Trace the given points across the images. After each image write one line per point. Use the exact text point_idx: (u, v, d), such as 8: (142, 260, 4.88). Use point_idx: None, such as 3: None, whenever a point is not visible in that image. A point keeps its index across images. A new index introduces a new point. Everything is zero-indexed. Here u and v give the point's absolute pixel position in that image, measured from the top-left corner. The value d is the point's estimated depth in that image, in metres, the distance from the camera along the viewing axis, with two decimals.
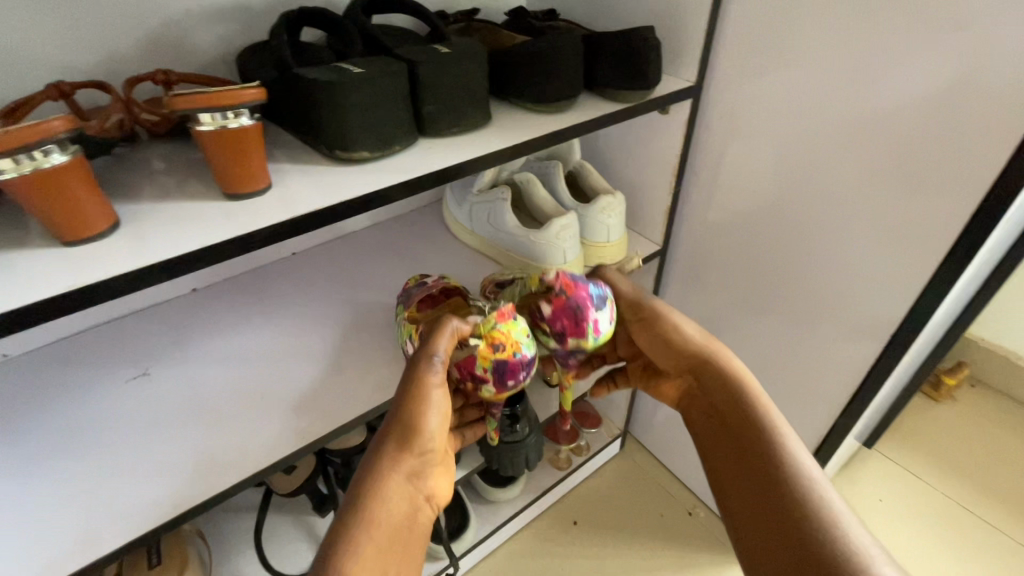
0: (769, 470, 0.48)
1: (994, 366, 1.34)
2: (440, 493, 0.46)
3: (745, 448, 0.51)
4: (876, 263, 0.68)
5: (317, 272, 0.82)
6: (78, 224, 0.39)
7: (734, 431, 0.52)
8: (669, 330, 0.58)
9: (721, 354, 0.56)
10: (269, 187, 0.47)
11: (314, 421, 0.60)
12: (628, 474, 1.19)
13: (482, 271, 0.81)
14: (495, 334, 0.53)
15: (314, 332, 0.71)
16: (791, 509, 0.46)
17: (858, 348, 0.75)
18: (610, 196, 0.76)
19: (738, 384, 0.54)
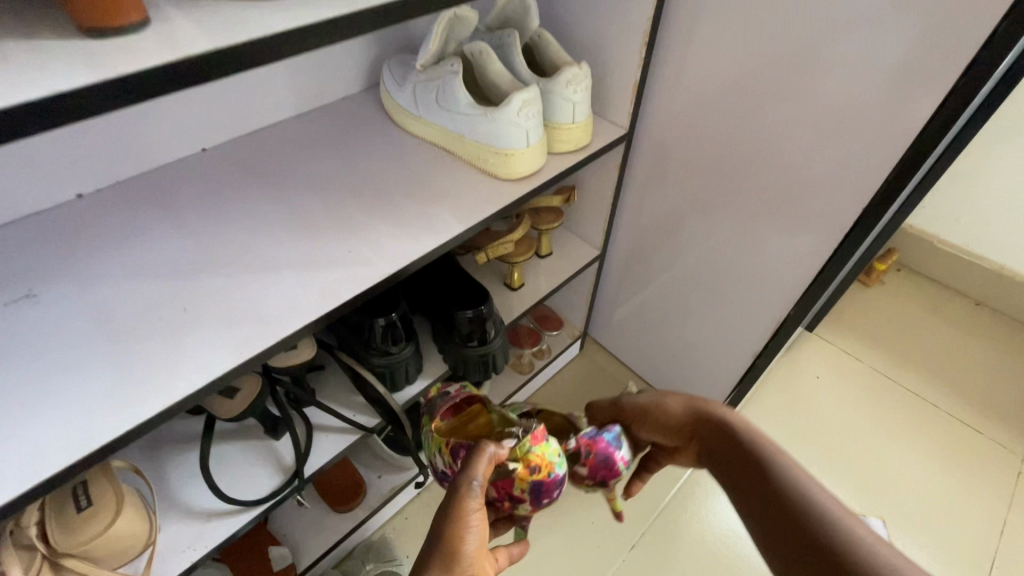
0: (796, 515, 0.45)
1: (919, 252, 1.43)
2: None
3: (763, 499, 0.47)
4: (848, 140, 0.65)
5: (234, 170, 0.68)
6: None
7: (739, 483, 0.50)
8: (663, 408, 0.58)
9: (716, 411, 0.55)
10: (147, 23, 0.35)
11: (251, 335, 0.51)
12: (588, 375, 1.20)
13: (432, 162, 0.71)
14: (531, 457, 0.50)
15: (241, 235, 0.60)
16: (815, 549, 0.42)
17: (819, 236, 0.74)
18: (575, 69, 0.66)
19: (745, 436, 0.52)
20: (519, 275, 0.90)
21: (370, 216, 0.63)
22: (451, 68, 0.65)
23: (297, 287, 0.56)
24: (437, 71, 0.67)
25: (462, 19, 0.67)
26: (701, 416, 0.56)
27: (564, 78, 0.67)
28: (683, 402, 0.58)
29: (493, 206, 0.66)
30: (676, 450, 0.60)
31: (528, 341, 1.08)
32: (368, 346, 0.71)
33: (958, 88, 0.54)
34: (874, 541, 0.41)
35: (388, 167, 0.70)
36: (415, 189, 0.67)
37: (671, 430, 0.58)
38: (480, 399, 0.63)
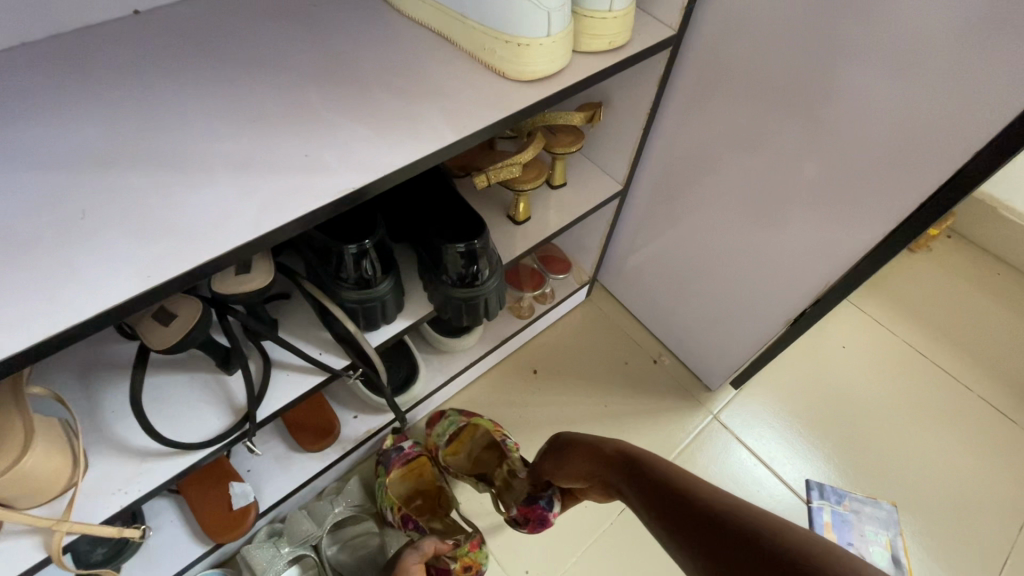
0: (683, 501, 0.44)
1: (978, 218, 1.27)
2: None
3: (657, 494, 0.47)
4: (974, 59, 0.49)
5: (175, 40, 0.54)
6: None
7: (631, 487, 0.51)
8: (568, 454, 0.63)
9: (599, 437, 0.60)
10: None
11: (168, 252, 0.40)
12: (593, 324, 1.10)
13: (426, 51, 0.56)
14: (467, 558, 0.72)
15: (171, 122, 0.47)
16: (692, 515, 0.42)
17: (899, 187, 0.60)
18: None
19: (624, 453, 0.55)
20: (525, 206, 0.77)
21: (341, 113, 0.50)
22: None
23: (237, 194, 0.43)
24: None
25: None
26: (593, 445, 0.60)
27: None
28: (580, 436, 0.63)
29: (499, 111, 0.52)
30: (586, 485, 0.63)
31: (529, 283, 0.96)
32: (337, 278, 0.59)
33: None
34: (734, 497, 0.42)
35: (370, 52, 0.55)
36: (402, 84, 0.53)
37: (576, 476, 0.63)
38: (423, 455, 0.85)
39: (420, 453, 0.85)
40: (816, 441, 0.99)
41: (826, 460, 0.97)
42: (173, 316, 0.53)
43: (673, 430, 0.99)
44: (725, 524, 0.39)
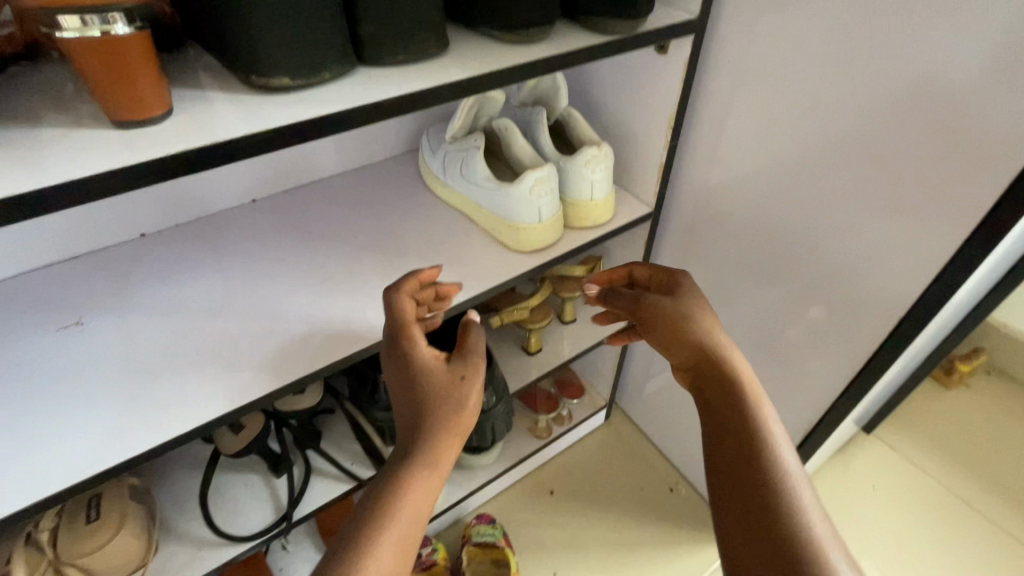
0: (728, 388, 0.50)
1: (1014, 353, 1.25)
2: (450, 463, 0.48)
3: (722, 449, 0.48)
4: (892, 244, 0.59)
5: (273, 222, 0.74)
6: (127, 100, 0.37)
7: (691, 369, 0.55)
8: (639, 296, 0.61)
9: (684, 286, 0.60)
10: (163, 115, 0.39)
11: (246, 384, 0.55)
12: (612, 446, 1.15)
13: (451, 227, 0.73)
14: None
15: (262, 284, 0.65)
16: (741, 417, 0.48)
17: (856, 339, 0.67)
18: (595, 150, 0.67)
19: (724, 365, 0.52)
20: (536, 339, 0.89)
21: (382, 277, 0.67)
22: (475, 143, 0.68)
23: (301, 340, 0.59)
24: (461, 147, 0.70)
25: (493, 97, 0.71)
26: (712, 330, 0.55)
27: (583, 156, 0.67)
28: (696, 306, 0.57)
29: (501, 275, 0.67)
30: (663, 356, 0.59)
31: (544, 406, 1.05)
32: (371, 400, 0.73)
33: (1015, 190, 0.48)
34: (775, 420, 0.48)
35: (409, 229, 0.73)
36: (430, 253, 0.70)
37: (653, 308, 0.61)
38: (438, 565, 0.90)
39: (437, 563, 0.90)
40: None
41: None
42: (241, 426, 0.67)
43: (689, 562, 0.99)
44: (755, 440, 0.46)
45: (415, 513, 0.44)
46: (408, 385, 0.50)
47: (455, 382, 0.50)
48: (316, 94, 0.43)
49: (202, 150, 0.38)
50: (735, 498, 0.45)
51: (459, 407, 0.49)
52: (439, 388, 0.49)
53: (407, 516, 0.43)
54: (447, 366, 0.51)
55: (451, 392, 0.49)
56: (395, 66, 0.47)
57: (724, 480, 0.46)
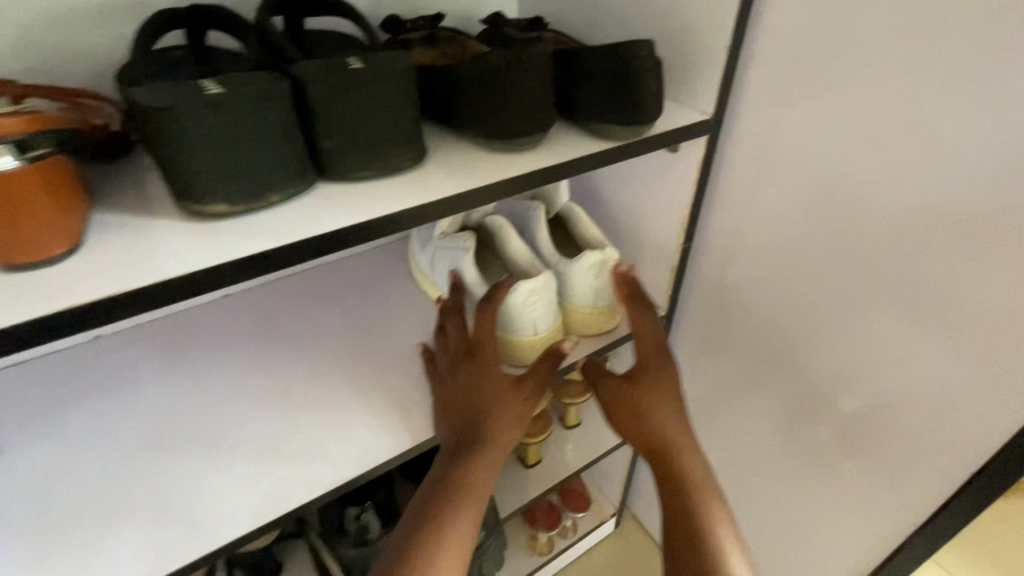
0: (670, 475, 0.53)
1: None
2: (509, 440, 0.50)
3: (678, 534, 0.50)
4: (951, 386, 0.49)
5: (242, 325, 0.67)
6: (22, 244, 0.31)
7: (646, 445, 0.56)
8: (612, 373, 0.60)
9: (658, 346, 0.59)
10: (66, 253, 0.33)
11: (172, 542, 0.45)
12: (622, 563, 1.01)
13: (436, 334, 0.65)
14: None
15: (214, 405, 0.56)
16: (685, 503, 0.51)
17: (910, 486, 0.56)
18: (603, 255, 0.58)
19: (669, 432, 0.55)
20: (535, 450, 0.79)
21: (353, 397, 0.58)
22: (464, 242, 0.60)
23: (248, 482, 0.50)
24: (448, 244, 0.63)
25: None
26: (670, 393, 0.57)
27: (589, 261, 0.58)
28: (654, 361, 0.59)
29: None
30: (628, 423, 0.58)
31: (544, 521, 0.92)
32: (339, 534, 0.62)
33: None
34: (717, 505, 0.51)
35: (390, 335, 0.65)
36: (411, 364, 0.61)
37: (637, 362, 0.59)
38: None
39: None
40: None
41: None
42: None
43: None
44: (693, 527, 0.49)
45: (484, 487, 0.47)
46: (470, 376, 0.52)
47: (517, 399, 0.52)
48: (262, 220, 0.37)
49: (99, 302, 0.31)
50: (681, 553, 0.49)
51: (516, 423, 0.51)
52: (505, 400, 0.51)
53: (470, 507, 0.45)
54: (511, 384, 0.52)
55: (515, 406, 0.51)
56: (362, 181, 0.41)
57: (676, 535, 0.50)
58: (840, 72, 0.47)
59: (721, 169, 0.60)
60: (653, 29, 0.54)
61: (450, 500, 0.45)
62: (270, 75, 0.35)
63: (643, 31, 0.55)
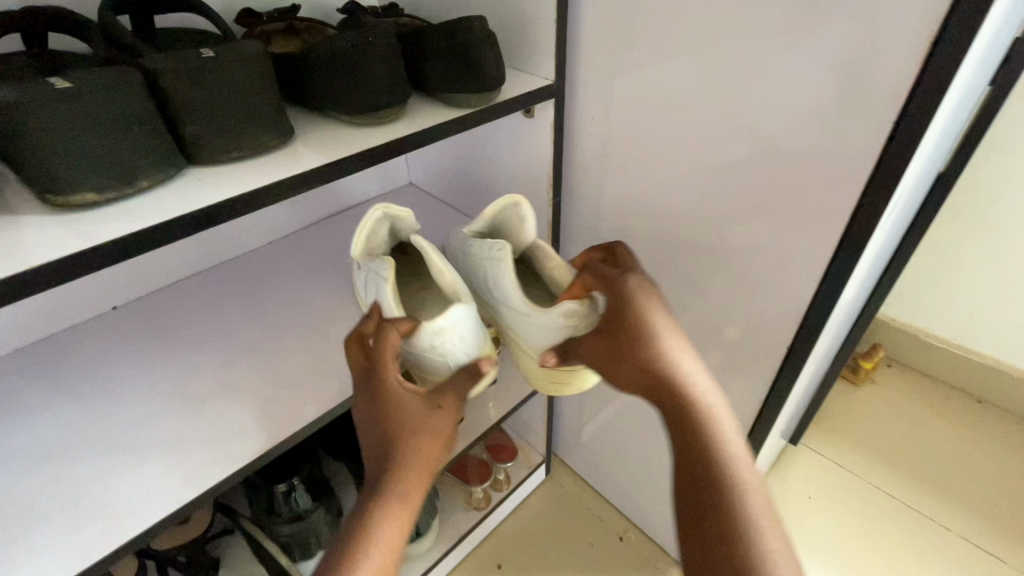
0: (688, 435, 0.45)
1: (908, 348, 1.36)
2: (433, 456, 0.46)
3: (701, 501, 0.43)
4: (763, 285, 0.61)
5: (131, 334, 0.65)
6: None
7: (652, 403, 0.47)
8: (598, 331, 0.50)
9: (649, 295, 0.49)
10: None
11: (94, 537, 0.46)
12: (556, 503, 1.11)
13: (340, 311, 0.69)
14: None
15: (118, 407, 0.57)
16: (711, 470, 0.43)
17: (752, 373, 0.69)
18: (576, 307, 0.51)
19: (689, 396, 0.46)
20: None
21: (265, 378, 0.61)
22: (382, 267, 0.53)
23: (162, 471, 0.51)
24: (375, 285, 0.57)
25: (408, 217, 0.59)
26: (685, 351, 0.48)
27: (560, 313, 0.52)
28: (632, 317, 0.48)
29: None
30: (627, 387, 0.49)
31: (476, 477, 0.99)
32: (270, 514, 0.65)
33: (849, 237, 0.51)
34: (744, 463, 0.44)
35: (297, 318, 0.68)
36: (318, 341, 0.65)
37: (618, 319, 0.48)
38: None
39: None
40: None
41: None
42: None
43: None
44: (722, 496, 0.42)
45: (403, 515, 0.43)
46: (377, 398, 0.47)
47: (434, 417, 0.48)
48: (135, 206, 0.39)
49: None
50: (704, 537, 0.42)
51: (434, 440, 0.47)
52: (417, 419, 0.47)
53: (384, 539, 0.42)
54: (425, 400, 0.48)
55: (428, 423, 0.47)
56: (232, 163, 0.44)
57: (709, 525, 0.42)
58: (646, 33, 0.56)
59: (574, 132, 0.69)
60: (495, 6, 0.61)
61: (359, 534, 0.41)
62: (120, 69, 0.37)
63: (488, 9, 0.62)
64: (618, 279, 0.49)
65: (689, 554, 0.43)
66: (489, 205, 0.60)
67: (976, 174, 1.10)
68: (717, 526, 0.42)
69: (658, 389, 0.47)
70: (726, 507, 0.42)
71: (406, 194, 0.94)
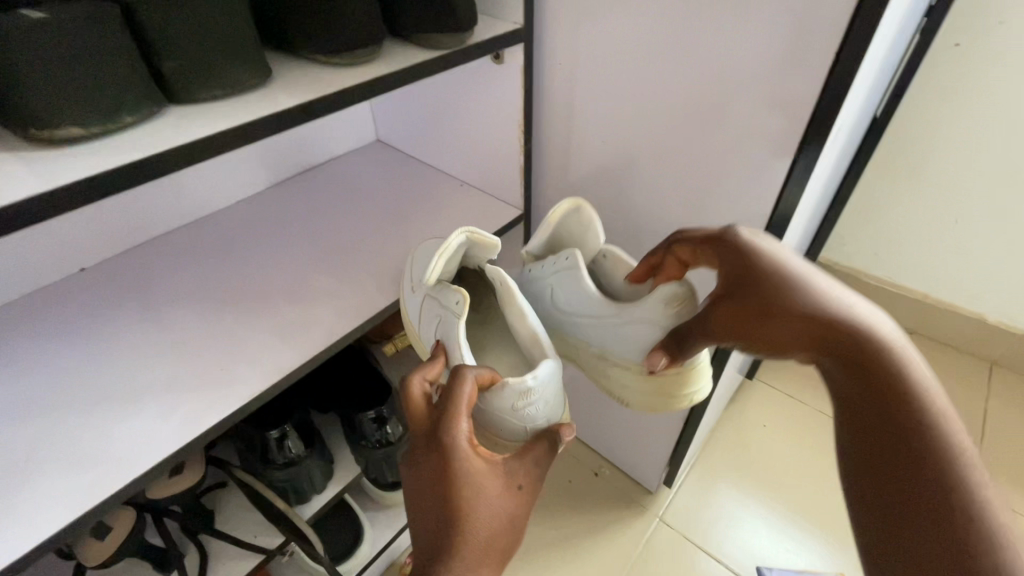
0: (856, 367, 0.43)
1: (850, 290, 1.48)
2: (498, 534, 0.44)
3: (900, 432, 0.40)
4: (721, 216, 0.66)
5: (113, 291, 0.66)
6: None
7: (809, 341, 0.45)
8: (727, 282, 0.50)
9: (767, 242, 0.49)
10: None
11: (101, 478, 0.47)
12: None
13: (322, 263, 0.71)
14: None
15: (107, 361, 0.57)
16: (895, 403, 0.41)
17: None
18: (677, 289, 0.54)
19: (847, 329, 0.44)
20: None
21: (253, 327, 0.62)
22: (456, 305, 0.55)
23: (160, 416, 0.52)
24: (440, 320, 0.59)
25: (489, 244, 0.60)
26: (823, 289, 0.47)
27: (663, 296, 0.54)
28: (769, 265, 0.47)
29: (377, 305, 0.65)
30: (774, 331, 0.47)
31: None
32: (264, 461, 0.66)
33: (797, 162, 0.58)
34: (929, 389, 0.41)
35: (277, 272, 0.69)
36: (302, 291, 0.66)
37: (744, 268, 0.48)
38: None
39: None
40: (766, 522, 1.05)
41: (770, 541, 1.03)
42: (110, 528, 0.58)
43: (622, 539, 1.04)
44: (913, 427, 0.40)
45: None
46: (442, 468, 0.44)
47: (502, 489, 0.46)
48: (119, 141, 0.39)
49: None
50: (884, 488, 0.39)
51: (502, 514, 0.44)
52: (487, 492, 0.44)
53: None
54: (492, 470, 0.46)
55: (498, 496, 0.45)
56: (212, 100, 0.44)
57: (901, 463, 0.39)
58: None
59: (542, 79, 0.71)
60: None
61: None
62: None
63: None
64: (731, 237, 0.50)
65: (862, 515, 0.40)
66: (551, 211, 0.63)
67: (906, 122, 1.20)
68: (913, 458, 0.39)
69: (816, 327, 0.45)
70: (920, 435, 0.39)
71: (375, 151, 0.95)
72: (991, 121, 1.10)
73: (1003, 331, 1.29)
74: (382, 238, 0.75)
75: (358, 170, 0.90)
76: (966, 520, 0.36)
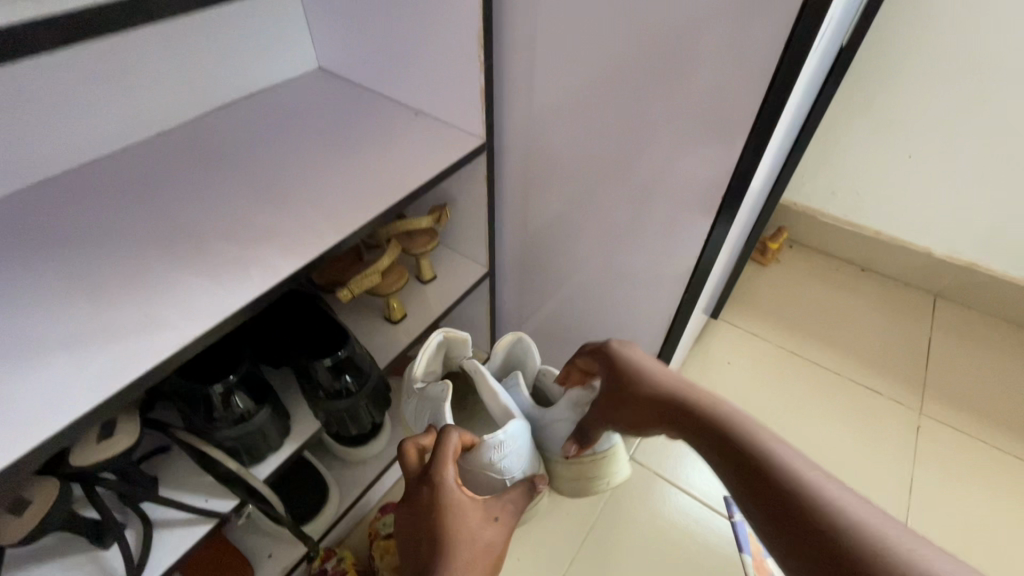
0: (708, 429, 0.52)
1: (807, 229, 1.51)
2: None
3: (749, 468, 0.46)
4: (699, 129, 0.64)
5: (11, 233, 0.57)
6: None
7: (676, 417, 0.56)
8: (608, 384, 0.63)
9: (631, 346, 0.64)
10: None
11: (13, 437, 0.42)
12: None
13: (264, 196, 0.63)
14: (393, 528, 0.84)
15: (12, 308, 0.49)
16: (740, 446, 0.48)
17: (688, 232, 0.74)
18: (582, 392, 0.66)
19: (696, 398, 0.56)
20: (399, 305, 0.83)
21: (188, 266, 0.55)
22: (443, 392, 0.66)
23: (78, 368, 0.46)
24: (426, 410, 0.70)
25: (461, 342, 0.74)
26: (673, 379, 0.59)
27: (571, 399, 0.66)
28: (627, 364, 0.62)
29: (333, 238, 0.59)
30: (650, 419, 0.59)
31: None
32: (206, 420, 0.60)
33: (783, 65, 0.55)
34: (766, 434, 0.49)
35: (209, 206, 0.61)
36: (243, 227, 0.59)
37: (614, 372, 0.63)
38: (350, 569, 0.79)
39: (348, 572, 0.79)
40: None
41: None
42: (27, 503, 0.51)
43: None
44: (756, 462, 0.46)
45: None
46: (435, 512, 0.48)
47: (488, 528, 0.50)
48: None
49: None
50: (762, 517, 0.43)
51: (487, 554, 0.48)
52: (474, 532, 0.48)
53: None
54: (481, 515, 0.50)
55: (484, 537, 0.49)
56: None
57: (763, 499, 0.44)
58: None
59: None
60: None
61: None
62: None
63: None
64: (600, 349, 0.65)
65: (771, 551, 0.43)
66: (499, 342, 0.77)
67: (869, 53, 1.19)
68: (766, 490, 0.44)
69: (669, 407, 0.57)
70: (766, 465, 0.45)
71: (317, 80, 0.85)
72: (950, 51, 1.10)
73: (948, 264, 1.35)
74: (329, 169, 0.68)
75: (298, 98, 0.80)
76: (824, 534, 0.40)
